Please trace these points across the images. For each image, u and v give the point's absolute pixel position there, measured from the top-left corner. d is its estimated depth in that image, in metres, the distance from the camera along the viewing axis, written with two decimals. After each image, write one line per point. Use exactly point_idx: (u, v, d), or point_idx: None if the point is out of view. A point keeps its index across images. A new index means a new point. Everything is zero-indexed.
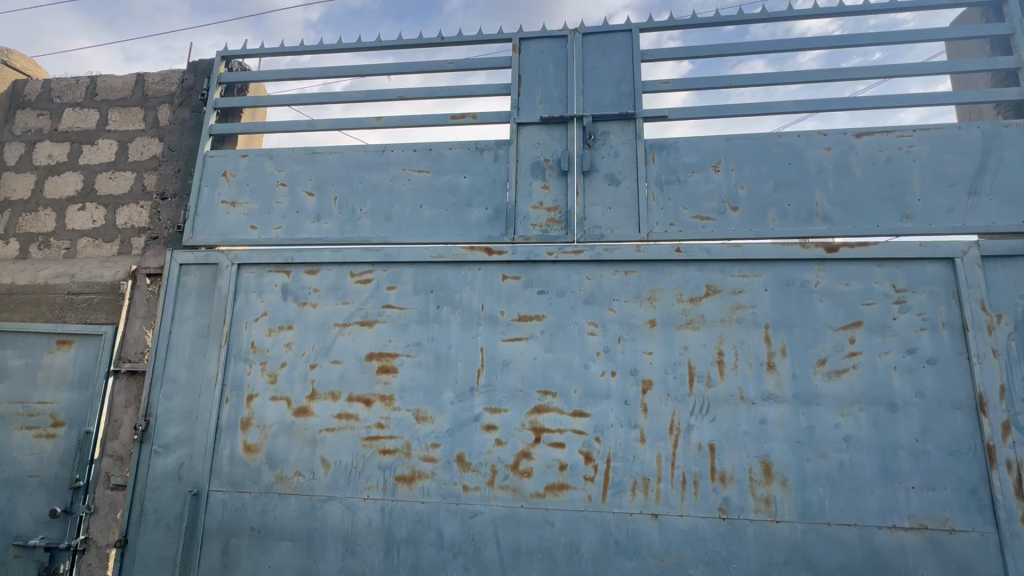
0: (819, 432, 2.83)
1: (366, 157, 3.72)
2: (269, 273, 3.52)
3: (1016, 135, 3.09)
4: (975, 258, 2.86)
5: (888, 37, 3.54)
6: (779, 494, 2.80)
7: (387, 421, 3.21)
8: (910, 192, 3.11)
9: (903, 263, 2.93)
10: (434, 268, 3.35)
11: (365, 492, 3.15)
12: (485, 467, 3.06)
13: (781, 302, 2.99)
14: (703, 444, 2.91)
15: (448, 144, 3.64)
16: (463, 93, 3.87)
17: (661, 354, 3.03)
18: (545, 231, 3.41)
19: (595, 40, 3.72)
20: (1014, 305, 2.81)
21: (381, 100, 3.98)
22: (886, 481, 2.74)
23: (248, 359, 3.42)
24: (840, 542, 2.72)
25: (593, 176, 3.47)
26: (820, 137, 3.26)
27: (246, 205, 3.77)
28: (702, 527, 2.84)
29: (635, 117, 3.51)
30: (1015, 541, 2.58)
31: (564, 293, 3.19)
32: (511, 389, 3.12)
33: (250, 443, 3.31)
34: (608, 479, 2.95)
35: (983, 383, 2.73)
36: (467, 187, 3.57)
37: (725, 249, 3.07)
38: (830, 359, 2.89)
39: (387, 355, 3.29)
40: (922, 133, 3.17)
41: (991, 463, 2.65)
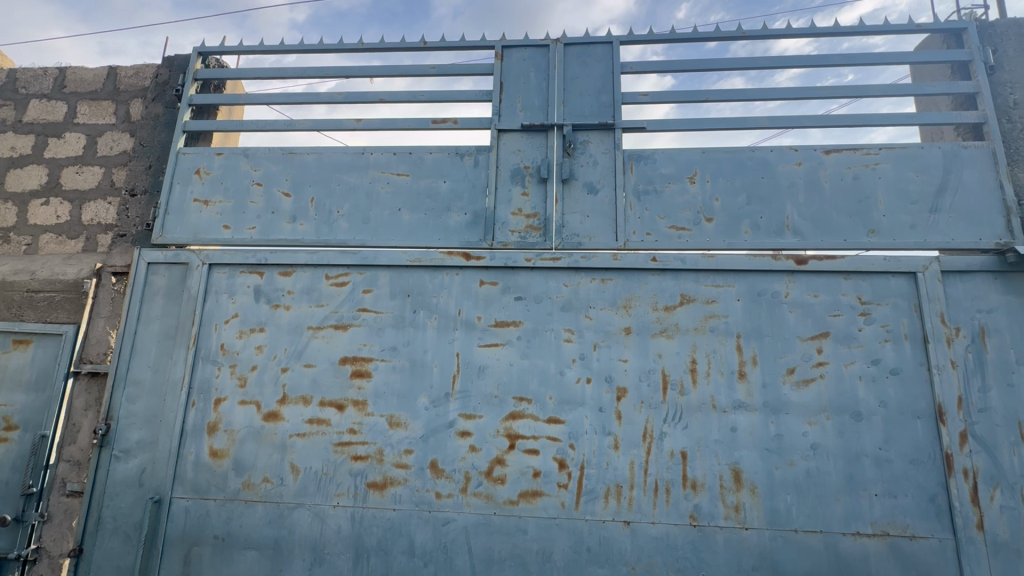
0: (787, 441, 2.88)
1: (345, 159, 3.68)
2: (241, 273, 3.44)
3: (974, 156, 3.24)
4: (936, 273, 2.97)
5: (857, 58, 3.68)
6: (748, 501, 2.85)
7: (359, 427, 3.15)
8: (876, 208, 3.22)
9: (869, 276, 3.03)
10: (411, 273, 3.33)
11: (335, 499, 3.09)
12: (459, 474, 3.04)
13: (752, 312, 3.05)
14: (675, 451, 2.94)
15: (429, 148, 3.64)
16: (444, 98, 3.88)
17: (635, 362, 3.06)
18: (524, 238, 3.42)
19: (576, 51, 3.76)
20: (971, 319, 2.92)
21: (362, 103, 3.95)
22: (850, 489, 2.80)
23: (217, 361, 3.33)
24: (806, 549, 2.77)
25: (572, 184, 3.50)
26: (792, 153, 3.36)
27: (219, 204, 3.69)
28: (673, 534, 2.86)
29: (614, 127, 3.56)
30: (970, 547, 2.67)
31: (541, 299, 3.19)
32: (487, 395, 3.11)
33: (216, 448, 3.21)
34: (581, 487, 2.96)
35: (942, 393, 2.83)
36: (447, 191, 3.57)
37: (699, 259, 3.12)
38: (798, 368, 2.96)
39: (361, 359, 3.24)
40: (887, 152, 3.29)
41: (949, 471, 2.75)
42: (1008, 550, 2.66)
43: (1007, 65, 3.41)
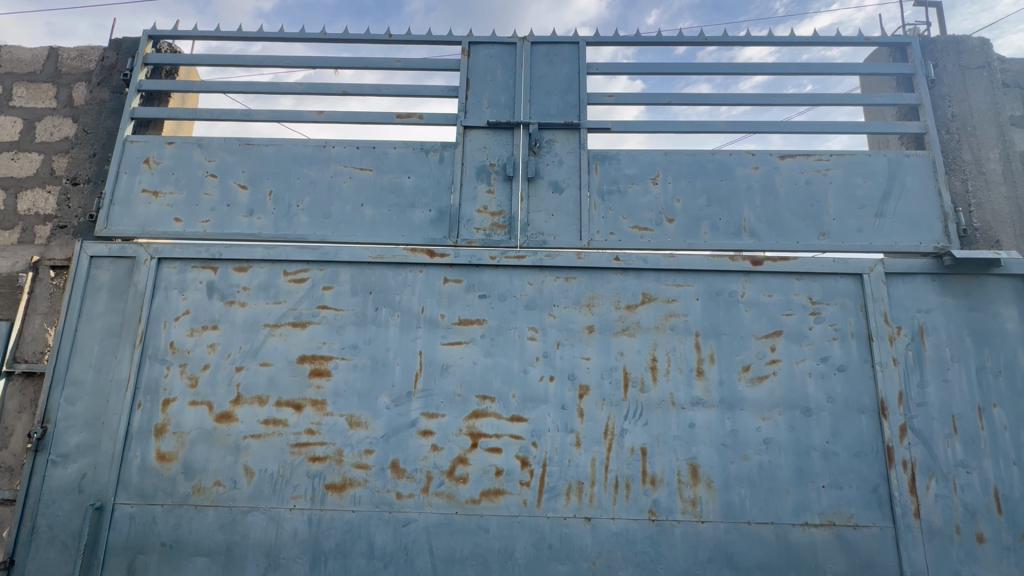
0: (742, 435, 2.98)
1: (305, 151, 3.57)
2: (193, 268, 3.29)
3: (916, 164, 3.42)
4: (880, 275, 3.12)
5: (813, 68, 3.83)
6: (704, 495, 2.92)
7: (318, 427, 3.07)
8: (827, 212, 3.36)
9: (819, 277, 3.15)
10: (373, 269, 3.26)
11: (291, 501, 3.00)
12: (420, 473, 3.00)
13: (710, 311, 3.13)
14: (636, 448, 2.99)
15: (393, 143, 3.57)
16: (410, 92, 3.82)
17: (598, 360, 3.09)
18: (489, 236, 3.41)
19: (543, 50, 3.77)
20: (912, 319, 3.09)
21: (325, 94, 3.85)
22: (800, 481, 2.91)
23: (166, 360, 3.18)
24: (758, 540, 2.86)
25: (538, 183, 3.50)
26: (749, 157, 3.46)
27: (169, 195, 3.52)
28: (633, 529, 2.90)
29: (579, 127, 3.59)
30: (908, 534, 2.82)
31: (505, 297, 3.19)
32: (449, 394, 3.08)
33: (164, 451, 3.06)
34: (543, 484, 2.97)
35: (885, 389, 2.98)
36: (411, 187, 3.51)
37: (661, 259, 3.18)
38: (753, 365, 3.06)
39: (320, 358, 3.16)
40: (838, 159, 3.43)
41: (890, 463, 2.89)
42: (941, 536, 2.83)
43: (946, 79, 3.62)
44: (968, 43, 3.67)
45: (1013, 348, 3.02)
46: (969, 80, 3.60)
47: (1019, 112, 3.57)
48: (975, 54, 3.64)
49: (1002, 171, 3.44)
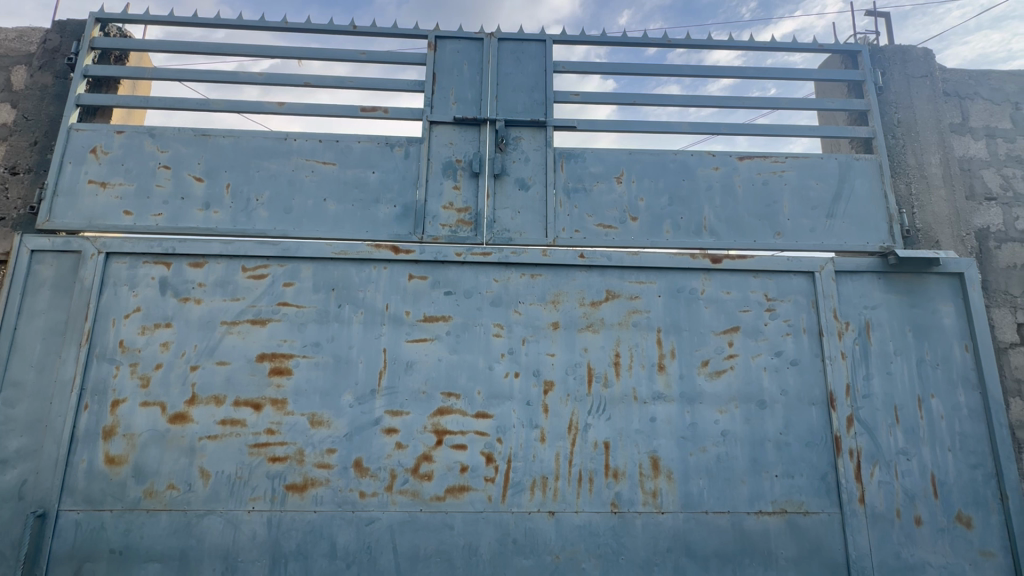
0: (701, 428, 3.07)
1: (265, 143, 3.47)
2: (144, 264, 3.16)
3: (864, 168, 3.59)
4: (830, 273, 3.26)
5: (770, 73, 3.96)
6: (664, 487, 3.00)
7: (278, 427, 3.00)
8: (782, 212, 3.49)
9: (774, 275, 3.28)
10: (336, 265, 3.20)
11: (250, 503, 2.92)
12: (384, 471, 2.97)
13: (671, 308, 3.21)
14: (599, 442, 3.04)
15: (357, 137, 3.51)
16: (375, 86, 3.76)
17: (562, 356, 3.13)
18: (454, 232, 3.39)
19: (510, 46, 3.77)
20: (859, 315, 3.24)
21: (286, 85, 3.74)
22: (755, 471, 3.03)
23: (115, 360, 3.04)
24: (715, 529, 2.96)
25: (504, 180, 3.50)
26: (710, 157, 3.56)
27: (119, 187, 3.36)
28: (595, 522, 2.96)
29: (546, 125, 3.61)
30: (853, 519, 2.97)
31: (471, 294, 3.18)
32: (414, 391, 3.06)
33: (113, 455, 2.94)
34: (508, 480, 2.99)
35: (833, 382, 3.12)
36: (376, 182, 3.46)
37: (624, 257, 3.24)
38: (711, 360, 3.15)
39: (281, 356, 3.08)
40: (793, 161, 3.57)
41: (838, 452, 3.04)
42: (883, 520, 2.99)
43: (892, 87, 3.80)
44: (913, 53, 3.85)
45: (950, 343, 3.22)
46: (913, 88, 3.78)
47: (958, 120, 3.72)
48: (919, 64, 3.82)
49: (941, 175, 3.60)
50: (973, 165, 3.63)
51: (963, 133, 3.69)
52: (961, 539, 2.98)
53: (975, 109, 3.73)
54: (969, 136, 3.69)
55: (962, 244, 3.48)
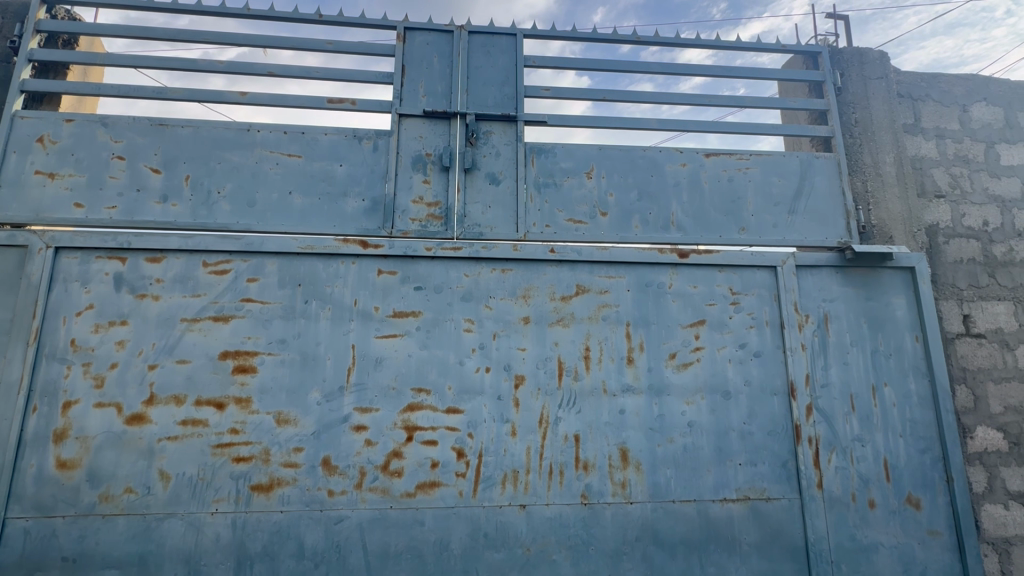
0: (668, 420, 3.13)
1: (227, 134, 3.35)
2: (97, 258, 3.02)
3: (823, 166, 3.73)
4: (792, 267, 3.37)
5: (737, 72, 4.05)
6: (633, 478, 3.06)
7: (242, 426, 2.92)
8: (746, 208, 3.58)
9: (739, 269, 3.36)
10: (302, 260, 3.13)
11: (213, 505, 2.84)
12: (353, 469, 2.93)
13: (640, 302, 3.26)
14: (569, 435, 3.07)
15: (324, 129, 3.43)
16: (342, 77, 3.67)
17: (533, 350, 3.14)
18: (425, 227, 3.36)
19: (481, 40, 3.74)
20: (818, 307, 3.36)
21: (248, 74, 3.61)
22: (719, 460, 3.12)
23: (67, 360, 2.90)
24: (681, 517, 3.04)
25: (474, 174, 3.48)
26: (677, 154, 3.62)
27: (68, 178, 3.20)
28: (566, 514, 2.99)
29: (516, 119, 3.60)
30: (812, 504, 3.09)
31: (441, 289, 3.16)
32: (383, 388, 3.02)
33: (65, 459, 2.81)
34: (479, 475, 2.99)
35: (794, 372, 3.23)
36: (343, 176, 3.39)
37: (594, 252, 3.27)
38: (679, 353, 3.22)
39: (244, 353, 3.00)
40: (757, 158, 3.67)
41: (798, 440, 3.15)
42: (840, 504, 3.12)
43: (850, 87, 3.93)
44: (870, 55, 3.98)
45: (902, 334, 3.37)
46: (870, 89, 3.91)
47: (911, 120, 3.85)
48: (876, 66, 3.95)
49: (895, 174, 3.74)
50: (924, 164, 3.77)
51: (916, 133, 3.82)
52: (911, 520, 3.14)
53: (926, 111, 3.87)
54: (921, 136, 3.82)
55: (914, 240, 3.61)
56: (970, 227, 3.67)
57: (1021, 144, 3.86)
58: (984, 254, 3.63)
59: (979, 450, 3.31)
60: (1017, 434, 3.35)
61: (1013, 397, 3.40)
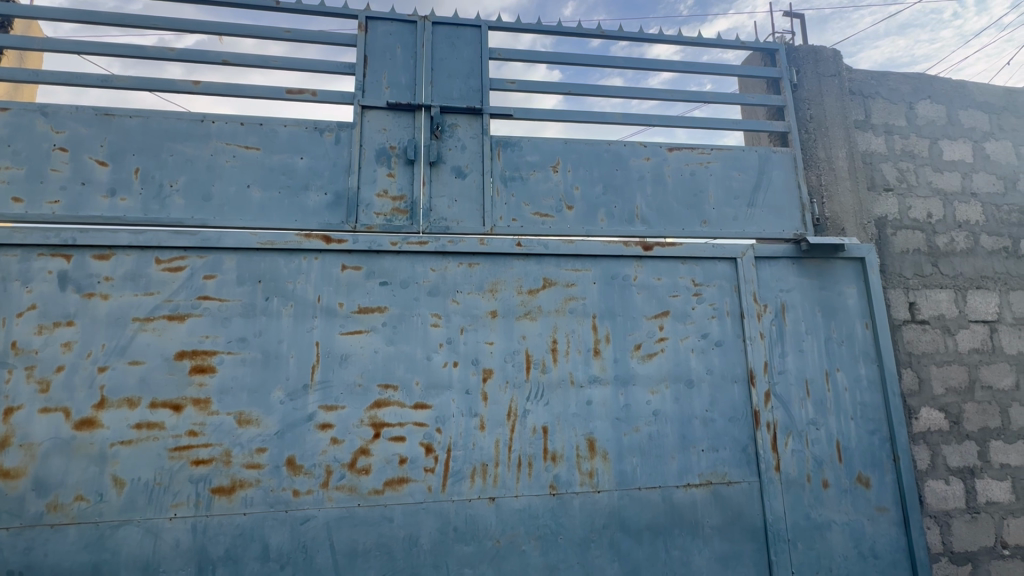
0: (634, 409, 3.20)
1: (179, 125, 3.22)
2: (39, 256, 2.85)
3: (780, 160, 3.87)
4: (751, 259, 3.48)
5: (698, 67, 4.13)
6: (600, 467, 3.11)
7: (200, 428, 2.83)
8: (708, 201, 3.68)
9: (701, 261, 3.45)
10: (262, 256, 3.04)
11: (171, 510, 2.75)
12: (319, 468, 2.89)
13: (606, 294, 3.31)
14: (537, 427, 3.10)
15: (283, 121, 3.33)
16: (301, 67, 3.56)
17: (500, 344, 3.15)
18: (389, 221, 3.31)
19: (444, 31, 3.69)
20: (775, 297, 3.48)
21: (201, 62, 3.46)
22: (683, 447, 3.20)
23: (7, 364, 2.74)
24: (647, 503, 3.11)
25: (440, 168, 3.45)
26: (641, 148, 3.67)
27: (5, 170, 3.00)
28: (535, 504, 3.03)
29: (482, 112, 3.58)
30: (770, 486, 3.21)
31: (407, 284, 3.13)
32: (349, 385, 2.98)
33: (8, 468, 2.66)
34: (448, 469, 2.99)
35: (753, 361, 3.34)
36: (304, 169, 3.31)
37: (561, 245, 3.29)
38: (643, 344, 3.29)
39: (202, 353, 2.90)
40: (718, 153, 3.77)
41: (757, 425, 3.27)
42: (796, 485, 3.26)
43: (805, 84, 4.07)
44: (824, 54, 4.12)
45: (853, 321, 3.53)
46: (824, 86, 4.04)
47: (862, 116, 4.01)
48: (829, 64, 4.09)
49: (847, 167, 3.88)
50: (874, 159, 3.93)
51: (866, 129, 3.98)
52: (861, 497, 3.31)
53: (876, 107, 4.03)
54: (871, 131, 3.99)
55: (864, 231, 3.77)
56: (916, 219, 3.86)
57: (961, 140, 4.08)
58: (928, 244, 3.83)
59: (922, 430, 3.51)
60: (957, 414, 3.57)
61: (953, 379, 3.61)
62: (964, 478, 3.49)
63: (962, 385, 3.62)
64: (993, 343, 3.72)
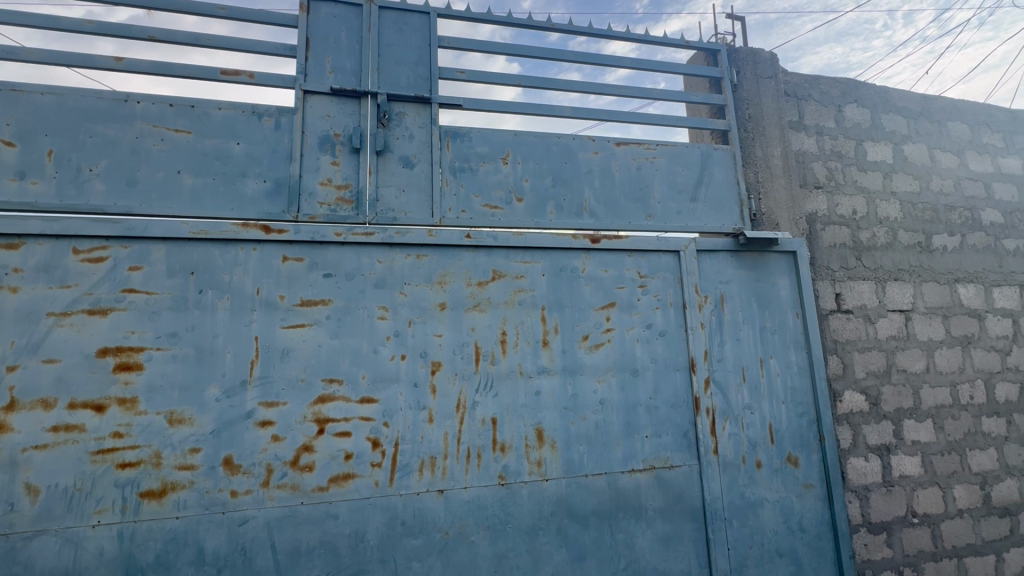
0: (581, 398, 3.27)
1: (100, 105, 2.98)
2: None
3: (721, 157, 4.04)
4: (693, 252, 3.61)
5: (645, 64, 4.21)
6: (548, 456, 3.17)
7: (127, 429, 2.66)
8: (653, 196, 3.79)
9: (646, 254, 3.55)
10: (194, 246, 2.87)
11: (94, 517, 2.57)
12: (259, 467, 2.78)
13: (555, 286, 3.35)
14: (486, 418, 3.11)
15: (217, 104, 3.15)
16: (236, 46, 3.36)
17: (449, 336, 3.13)
18: (334, 211, 3.21)
19: (391, 17, 3.59)
20: (715, 289, 3.64)
21: (123, 36, 3.19)
22: (628, 434, 3.31)
23: None
24: (593, 490, 3.20)
25: (387, 157, 3.37)
26: (590, 142, 3.73)
27: None
28: (483, 495, 3.04)
29: (430, 102, 3.52)
30: (709, 468, 3.37)
31: (353, 276, 3.05)
32: (291, 380, 2.88)
33: None
34: (395, 463, 2.95)
35: (695, 350, 3.48)
36: (241, 155, 3.15)
37: (510, 237, 3.30)
38: (591, 335, 3.35)
39: (128, 350, 2.71)
40: (663, 148, 3.88)
41: (697, 411, 3.42)
42: (732, 466, 3.43)
43: (745, 85, 4.24)
44: (762, 56, 4.30)
45: (785, 311, 3.74)
46: (762, 87, 4.23)
47: (796, 117, 4.23)
48: (766, 65, 4.28)
49: (782, 165, 4.09)
50: (806, 158, 4.16)
51: (799, 130, 4.20)
52: (790, 476, 3.53)
53: (808, 109, 4.26)
54: (804, 132, 4.21)
55: (796, 226, 3.99)
56: (842, 215, 4.13)
57: (883, 142, 4.38)
58: (853, 239, 4.11)
59: (846, 411, 3.78)
60: (876, 396, 3.86)
61: (873, 364, 3.91)
62: (881, 455, 3.79)
63: (881, 369, 3.92)
64: (908, 330, 4.04)
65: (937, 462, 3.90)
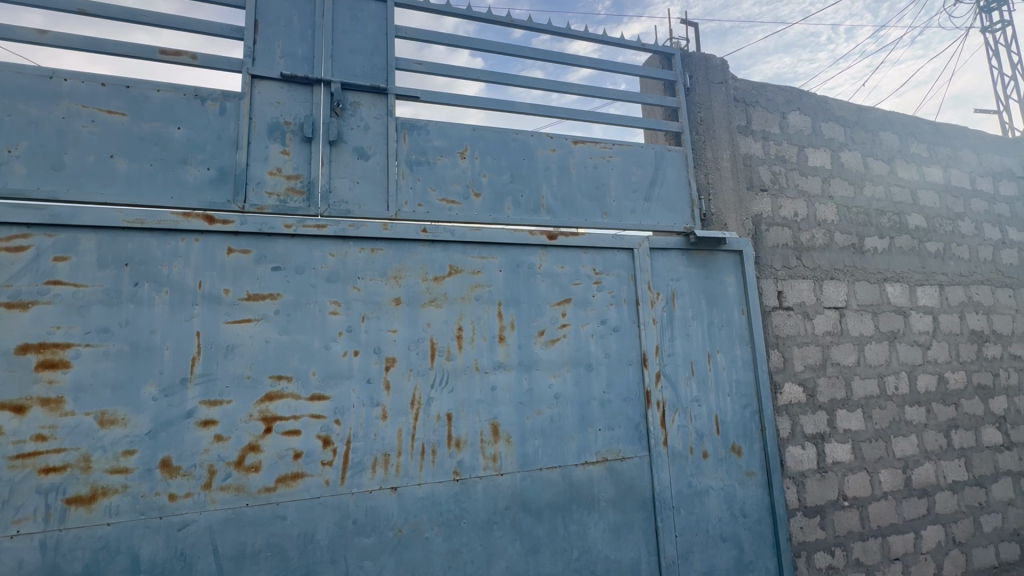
0: (537, 393, 3.30)
1: (21, 81, 2.74)
2: None
3: (673, 158, 4.17)
4: (646, 250, 3.72)
5: (603, 64, 4.27)
6: (504, 451, 3.18)
7: (51, 431, 2.48)
8: (608, 194, 3.86)
9: (601, 251, 3.62)
10: (129, 236, 2.70)
11: (12, 527, 2.38)
12: (200, 468, 2.65)
13: (512, 282, 3.36)
14: (441, 414, 3.09)
15: (156, 85, 2.97)
16: (177, 24, 3.17)
17: (404, 332, 3.09)
18: (283, 202, 3.10)
19: (346, 2, 3.48)
20: (667, 286, 3.75)
21: (46, 6, 2.93)
22: (582, 428, 3.37)
23: None
24: (548, 482, 3.25)
25: (341, 147, 3.28)
26: (548, 139, 3.76)
27: None
28: (438, 491, 3.03)
29: (387, 92, 3.45)
30: (658, 459, 3.49)
31: (303, 270, 2.95)
32: (236, 377, 2.76)
33: None
34: (347, 461, 2.89)
35: (646, 345, 3.59)
36: (182, 140, 2.98)
37: (466, 232, 3.28)
38: (547, 330, 3.39)
39: (52, 347, 2.52)
40: (618, 148, 3.96)
41: (649, 404, 3.52)
42: (680, 457, 3.56)
43: (697, 89, 4.39)
44: (713, 62, 4.46)
45: (731, 308, 3.91)
46: (713, 91, 4.38)
47: (743, 122, 4.41)
48: (717, 72, 4.44)
49: (731, 167, 4.25)
50: (753, 161, 4.35)
51: (747, 134, 4.39)
52: (734, 465, 3.70)
53: (755, 115, 4.46)
54: (751, 136, 4.40)
55: (743, 226, 4.16)
56: (785, 217, 4.35)
57: (822, 149, 4.64)
58: (794, 240, 4.34)
59: (786, 403, 3.99)
60: (812, 388, 4.10)
61: (810, 357, 4.15)
62: (817, 443, 4.04)
63: (817, 362, 4.16)
64: (842, 326, 4.31)
65: (866, 449, 4.19)
